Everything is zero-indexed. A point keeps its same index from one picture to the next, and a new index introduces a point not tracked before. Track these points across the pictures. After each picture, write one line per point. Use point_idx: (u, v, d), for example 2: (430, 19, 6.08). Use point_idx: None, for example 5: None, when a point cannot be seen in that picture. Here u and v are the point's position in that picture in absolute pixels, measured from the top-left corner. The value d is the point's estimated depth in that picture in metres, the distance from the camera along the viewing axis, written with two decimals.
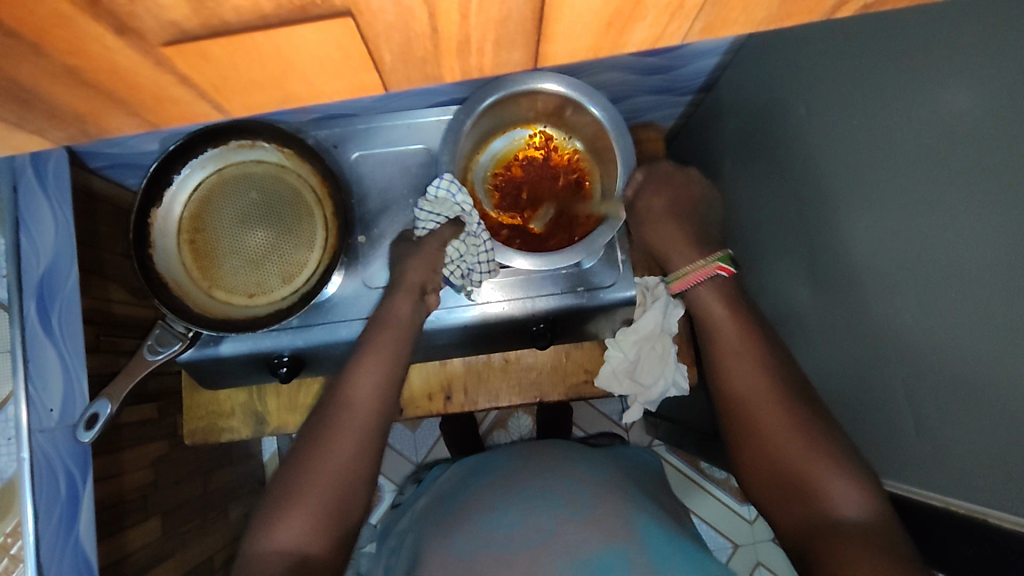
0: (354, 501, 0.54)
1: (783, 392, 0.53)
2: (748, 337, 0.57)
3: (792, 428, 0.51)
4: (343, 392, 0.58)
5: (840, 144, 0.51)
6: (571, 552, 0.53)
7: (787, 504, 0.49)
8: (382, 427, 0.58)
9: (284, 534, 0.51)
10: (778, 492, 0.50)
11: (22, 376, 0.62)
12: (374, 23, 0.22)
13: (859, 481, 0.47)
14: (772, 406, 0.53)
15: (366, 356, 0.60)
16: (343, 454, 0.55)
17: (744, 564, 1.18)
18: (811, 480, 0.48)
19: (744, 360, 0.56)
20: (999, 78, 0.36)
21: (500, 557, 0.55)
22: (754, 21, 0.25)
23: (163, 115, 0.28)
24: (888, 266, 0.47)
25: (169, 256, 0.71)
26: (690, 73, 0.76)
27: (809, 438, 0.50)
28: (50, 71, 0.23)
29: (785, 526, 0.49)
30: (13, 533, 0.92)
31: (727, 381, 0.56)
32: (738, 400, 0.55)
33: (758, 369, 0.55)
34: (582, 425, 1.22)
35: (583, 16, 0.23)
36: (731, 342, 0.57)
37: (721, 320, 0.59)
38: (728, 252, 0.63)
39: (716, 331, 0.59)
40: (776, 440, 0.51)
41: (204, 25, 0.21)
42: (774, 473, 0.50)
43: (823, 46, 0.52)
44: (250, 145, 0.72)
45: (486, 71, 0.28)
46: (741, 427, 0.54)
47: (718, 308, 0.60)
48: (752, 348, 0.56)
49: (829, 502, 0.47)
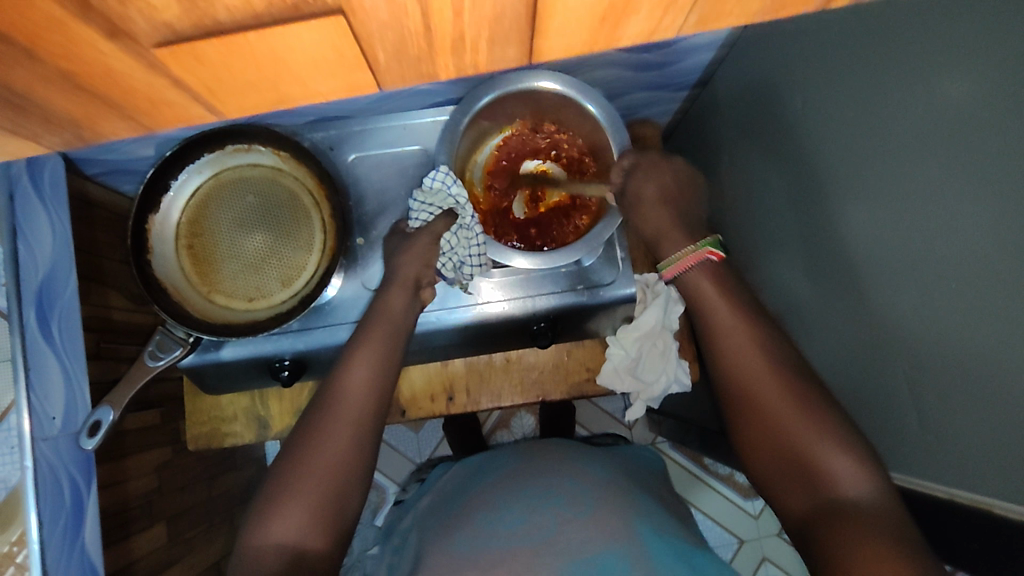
0: (350, 495, 0.54)
1: (779, 371, 0.52)
2: (737, 313, 0.56)
3: (792, 408, 0.50)
4: (338, 385, 0.58)
5: (837, 136, 0.51)
6: (571, 551, 0.54)
7: (790, 485, 0.49)
8: (377, 420, 0.58)
9: (279, 529, 0.51)
10: (780, 474, 0.50)
11: (24, 385, 0.63)
12: (367, 22, 0.22)
13: (859, 459, 0.47)
14: (771, 385, 0.52)
15: (361, 349, 0.59)
16: (340, 448, 0.55)
17: (749, 558, 1.18)
18: (811, 461, 0.48)
19: (741, 337, 0.54)
20: (994, 65, 0.36)
21: (499, 555, 0.55)
22: (748, 13, 0.25)
23: (158, 118, 0.28)
24: (889, 257, 0.46)
25: (167, 262, 0.71)
26: (685, 68, 0.76)
27: (808, 417, 0.49)
28: (44, 75, 0.23)
29: (788, 507, 0.50)
30: (18, 541, 0.92)
31: (725, 361, 0.55)
32: (737, 379, 0.54)
33: (752, 347, 0.54)
34: (584, 423, 1.22)
35: (577, 12, 0.23)
36: (722, 321, 0.56)
37: (708, 295, 0.57)
38: (716, 237, 0.59)
39: (707, 308, 0.57)
40: (779, 422, 0.50)
41: (197, 27, 0.21)
42: (775, 454, 0.50)
43: (818, 38, 0.51)
44: (245, 150, 0.72)
45: (481, 69, 0.28)
46: (741, 409, 0.53)
47: (704, 283, 0.58)
48: (744, 325, 0.55)
49: (830, 482, 0.47)
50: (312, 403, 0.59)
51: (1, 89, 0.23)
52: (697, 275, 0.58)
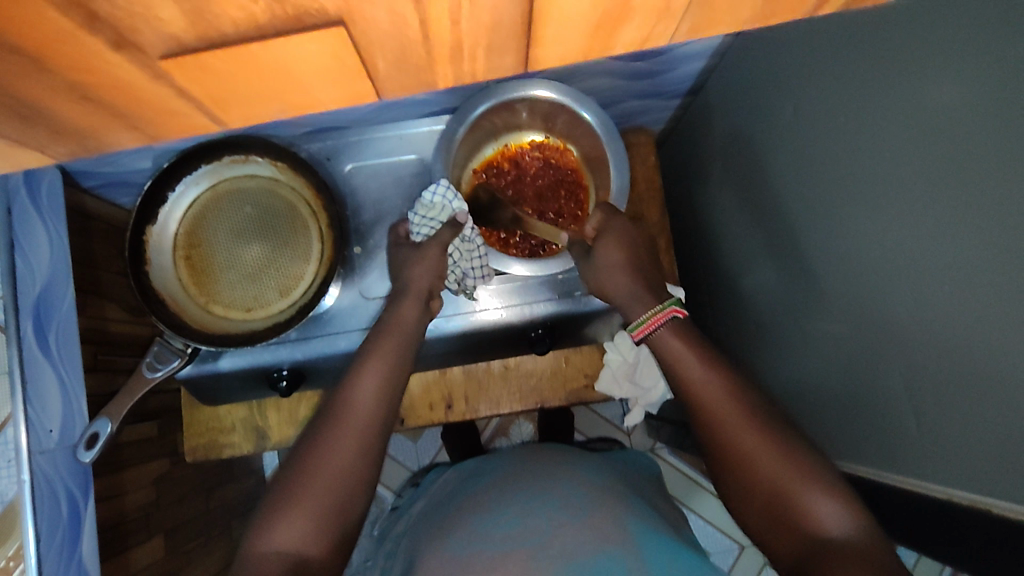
0: (353, 499, 0.54)
1: (753, 419, 0.52)
2: (707, 366, 0.56)
3: (772, 456, 0.50)
4: (346, 396, 0.58)
5: (828, 141, 0.52)
6: (568, 555, 0.53)
7: (779, 531, 0.49)
8: (385, 432, 0.58)
9: (284, 534, 0.51)
10: (767, 520, 0.50)
11: (20, 399, 0.63)
12: (368, 31, 0.23)
13: (839, 499, 0.47)
14: (748, 436, 0.51)
15: (370, 361, 0.60)
16: (347, 456, 0.54)
17: (750, 564, 1.18)
18: (794, 502, 0.48)
19: (718, 389, 0.54)
20: (981, 64, 0.36)
21: (492, 556, 0.55)
22: (737, 21, 0.26)
23: (165, 127, 0.28)
24: (881, 262, 0.47)
25: (165, 273, 0.72)
26: (677, 77, 0.77)
27: (788, 464, 0.49)
28: (54, 86, 0.23)
29: (777, 551, 0.49)
30: (15, 556, 0.91)
31: (706, 416, 0.54)
32: (716, 430, 0.53)
33: (727, 396, 0.54)
34: (581, 429, 1.22)
35: (572, 19, 0.24)
36: (694, 377, 0.55)
37: (679, 351, 0.57)
38: (676, 297, 0.61)
39: (677, 362, 0.57)
40: (757, 463, 0.50)
41: (204, 38, 0.22)
42: (763, 500, 0.50)
43: (810, 45, 0.52)
44: (242, 161, 0.73)
45: (478, 77, 0.28)
46: (725, 461, 0.52)
47: (675, 341, 0.57)
48: (716, 376, 0.55)
49: (814, 525, 0.47)
50: (318, 413, 0.59)
51: (14, 103, 0.24)
52: (665, 335, 0.58)
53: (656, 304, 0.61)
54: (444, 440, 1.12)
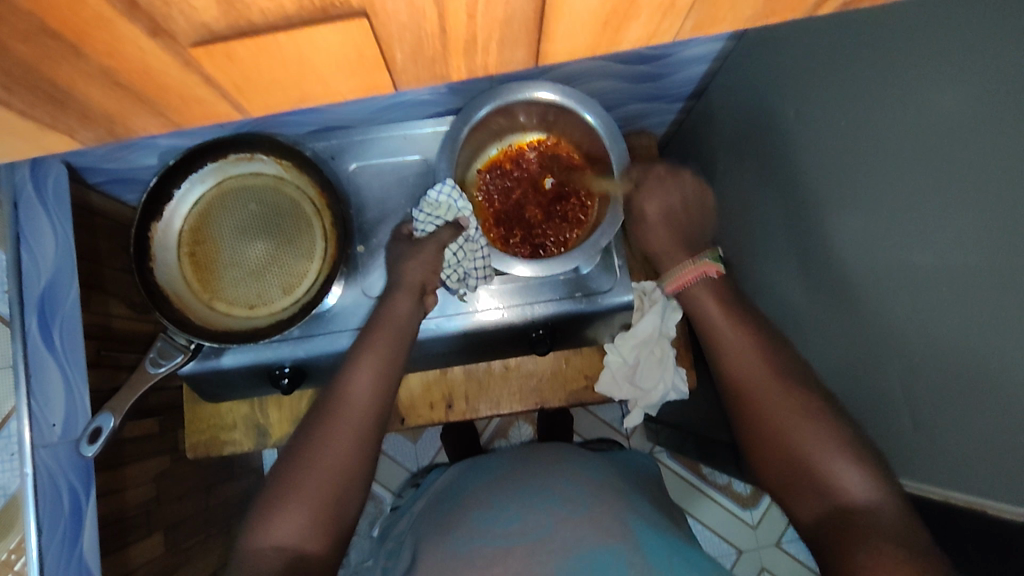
0: (351, 491, 0.55)
1: (787, 387, 0.54)
2: (744, 337, 0.58)
3: (804, 424, 0.51)
4: (341, 390, 0.58)
5: (826, 143, 0.53)
6: (569, 548, 0.54)
7: (802, 496, 0.50)
8: (379, 425, 0.59)
9: (282, 529, 0.51)
10: (792, 485, 0.51)
11: (25, 391, 0.62)
12: (387, 23, 0.24)
13: (866, 468, 0.48)
14: (779, 404, 0.53)
15: (365, 356, 0.60)
16: (343, 451, 0.55)
17: (746, 568, 1.18)
18: (819, 470, 0.49)
19: (753, 359, 0.56)
20: (980, 67, 0.37)
21: (493, 553, 0.55)
22: (739, 21, 0.27)
23: (187, 114, 0.29)
24: (878, 260, 0.48)
25: (170, 269, 0.72)
26: (680, 81, 0.78)
27: (817, 434, 0.50)
28: (87, 72, 0.24)
29: (800, 515, 0.50)
30: (16, 549, 0.92)
31: (738, 386, 0.56)
32: (745, 398, 0.55)
33: (762, 368, 0.56)
34: (581, 432, 1.22)
35: (582, 15, 0.25)
36: (728, 345, 0.58)
37: (714, 319, 0.60)
38: (714, 252, 0.64)
39: (714, 332, 0.60)
40: (786, 427, 0.52)
41: (232, 26, 0.23)
42: (789, 468, 0.51)
43: (811, 50, 0.53)
44: (248, 159, 0.74)
45: (491, 70, 0.29)
46: (752, 426, 0.54)
47: (711, 306, 0.61)
48: (754, 349, 0.57)
49: (839, 493, 0.47)
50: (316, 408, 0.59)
51: (48, 88, 0.25)
52: (700, 295, 0.62)
53: (693, 258, 0.65)
54: (444, 441, 1.13)
